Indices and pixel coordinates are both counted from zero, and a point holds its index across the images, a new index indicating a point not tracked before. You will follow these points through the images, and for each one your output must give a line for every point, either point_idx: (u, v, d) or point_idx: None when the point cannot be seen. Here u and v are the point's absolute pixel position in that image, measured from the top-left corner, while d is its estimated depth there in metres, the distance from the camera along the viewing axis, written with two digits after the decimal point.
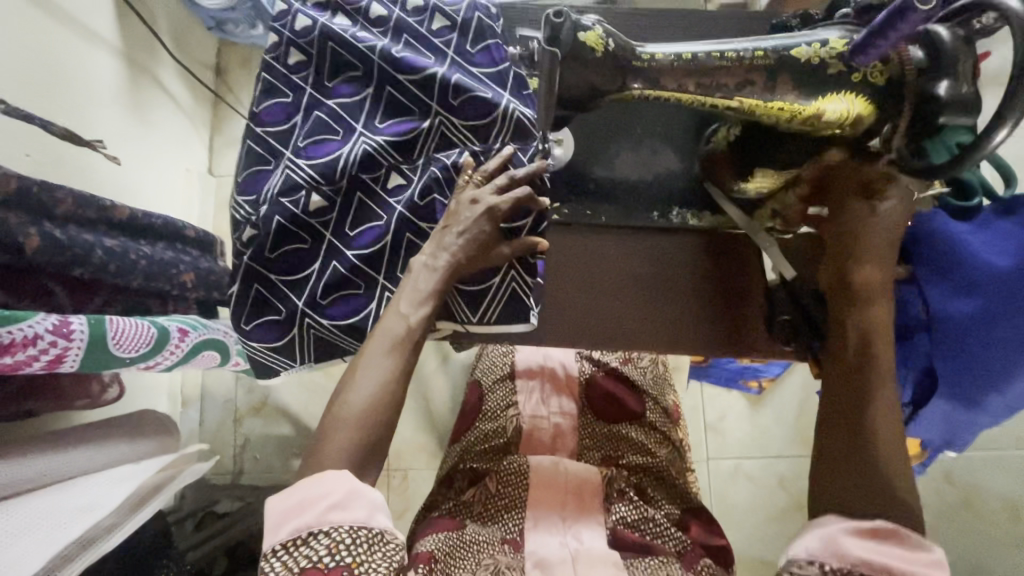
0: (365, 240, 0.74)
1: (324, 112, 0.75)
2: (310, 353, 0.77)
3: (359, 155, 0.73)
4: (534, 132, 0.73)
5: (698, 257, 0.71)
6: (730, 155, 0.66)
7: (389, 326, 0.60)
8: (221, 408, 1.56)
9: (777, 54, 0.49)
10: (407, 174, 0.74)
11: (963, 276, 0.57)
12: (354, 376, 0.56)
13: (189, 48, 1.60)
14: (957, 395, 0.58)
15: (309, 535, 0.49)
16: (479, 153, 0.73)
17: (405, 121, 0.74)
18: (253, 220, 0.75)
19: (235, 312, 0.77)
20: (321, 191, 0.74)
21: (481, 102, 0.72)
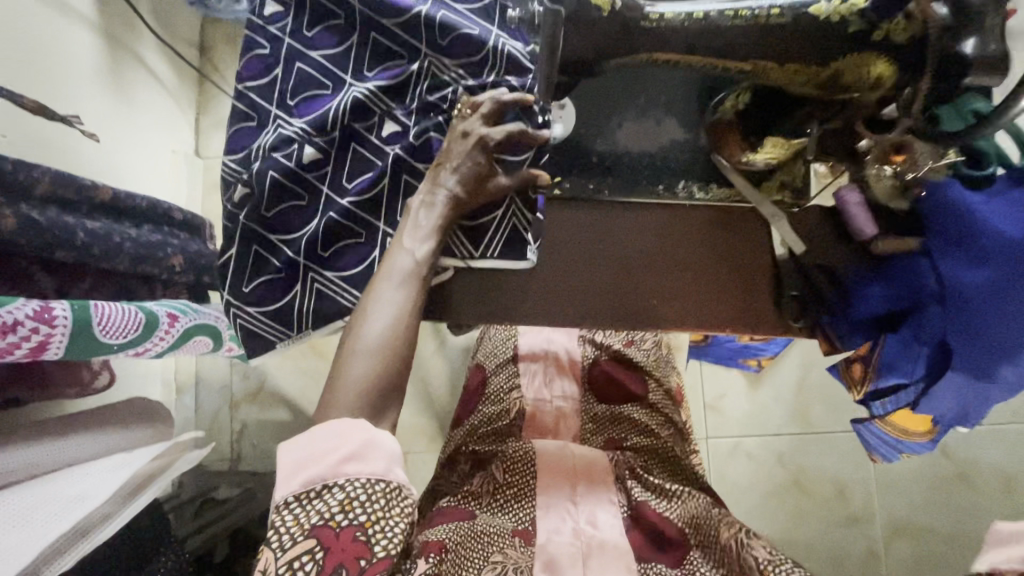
0: (358, 189, 0.71)
1: (307, 65, 0.74)
2: (309, 312, 0.72)
3: (350, 103, 0.71)
4: (530, 65, 0.71)
5: (707, 233, 0.69)
6: (739, 124, 0.63)
7: (396, 262, 0.61)
8: (216, 394, 1.54)
9: (794, 12, 0.46)
10: (402, 120, 0.72)
11: (977, 247, 0.54)
12: (368, 309, 0.58)
13: (172, 25, 1.55)
14: (971, 368, 0.55)
15: (323, 489, 0.49)
16: (474, 88, 0.71)
17: (392, 66, 0.73)
18: (244, 177, 0.72)
19: (230, 275, 0.72)
20: (314, 142, 0.72)
21: (472, 40, 0.70)
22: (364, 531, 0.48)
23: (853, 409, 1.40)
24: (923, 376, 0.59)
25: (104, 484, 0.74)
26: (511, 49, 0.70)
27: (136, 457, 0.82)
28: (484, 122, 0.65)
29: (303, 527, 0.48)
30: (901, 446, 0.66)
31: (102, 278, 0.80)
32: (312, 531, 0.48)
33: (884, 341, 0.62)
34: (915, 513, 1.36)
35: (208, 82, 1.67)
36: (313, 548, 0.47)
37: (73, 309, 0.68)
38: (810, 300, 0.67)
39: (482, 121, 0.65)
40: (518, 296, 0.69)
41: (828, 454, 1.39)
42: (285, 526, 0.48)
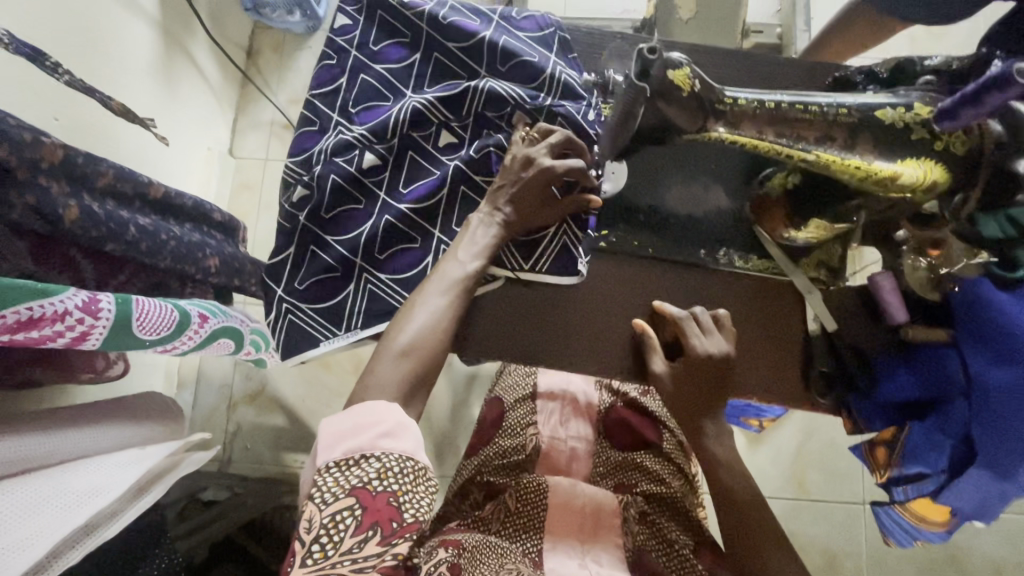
0: (416, 195, 0.72)
1: (371, 76, 0.76)
2: (361, 311, 0.71)
3: (409, 113, 0.72)
4: (584, 93, 0.73)
5: (744, 300, 0.71)
6: (785, 201, 0.66)
7: (447, 270, 0.65)
8: (216, 393, 1.53)
9: (860, 113, 0.49)
10: (459, 133, 0.74)
11: (1006, 346, 0.56)
12: (411, 311, 0.63)
13: (225, 27, 1.60)
14: (994, 465, 0.55)
15: (361, 458, 0.50)
16: (530, 111, 0.72)
17: (452, 83, 0.74)
18: (305, 180, 0.74)
19: (287, 271, 0.73)
20: (374, 149, 0.73)
21: (530, 68, 0.72)
22: (397, 499, 0.48)
23: (849, 479, 1.41)
24: (945, 469, 0.60)
25: (119, 479, 0.74)
26: (568, 75, 0.72)
27: (150, 454, 0.82)
28: (550, 151, 0.67)
29: (344, 488, 0.48)
30: (915, 531, 0.67)
31: (141, 272, 0.81)
32: (351, 492, 0.48)
33: (910, 428, 0.63)
34: None
35: (250, 85, 1.71)
36: (352, 506, 0.47)
37: (117, 302, 0.69)
38: (835, 375, 0.68)
39: (549, 149, 0.67)
40: (544, 334, 0.70)
41: (821, 522, 1.39)
42: (325, 487, 0.48)
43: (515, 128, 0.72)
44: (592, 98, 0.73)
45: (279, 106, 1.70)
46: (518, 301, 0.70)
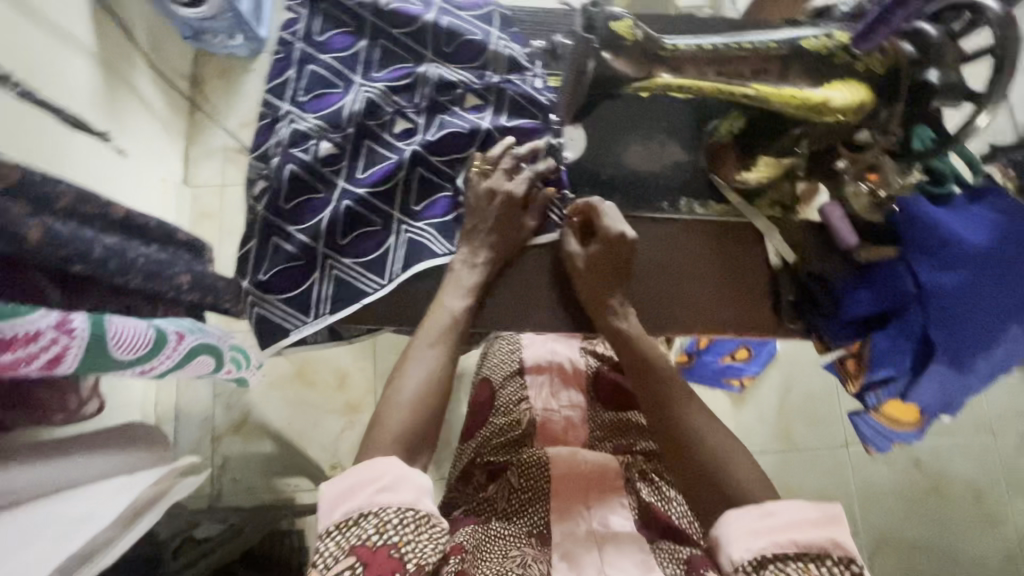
0: (374, 179, 0.72)
1: (319, 67, 0.76)
2: (328, 298, 0.70)
3: (362, 102, 0.73)
4: (528, 64, 0.76)
5: (709, 244, 0.74)
6: (735, 144, 0.71)
7: (437, 318, 0.65)
8: (198, 427, 1.49)
9: (788, 45, 0.54)
10: (413, 118, 0.74)
11: (949, 254, 0.63)
12: (405, 364, 0.62)
13: (167, 57, 1.58)
14: (953, 359, 0.63)
15: (359, 516, 0.50)
16: (480, 91, 0.75)
17: (402, 68, 0.76)
18: (265, 172, 0.73)
19: (249, 264, 0.71)
20: (330, 137, 0.73)
21: (473, 45, 0.76)
22: (398, 551, 0.49)
23: (830, 424, 1.47)
24: (911, 367, 0.65)
25: (112, 504, 0.72)
26: (510, 49, 0.75)
27: (139, 479, 0.80)
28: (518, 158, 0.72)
29: (343, 548, 0.49)
30: (893, 436, 0.72)
31: (111, 294, 0.80)
32: (352, 551, 0.49)
33: (875, 339, 0.67)
34: (894, 524, 1.42)
35: (199, 112, 1.69)
36: (353, 564, 0.48)
37: (91, 321, 0.68)
38: (804, 302, 0.73)
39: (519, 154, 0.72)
40: (533, 307, 0.72)
41: (810, 469, 1.45)
42: (327, 550, 0.49)
43: (467, 108, 0.75)
44: (536, 68, 0.77)
45: (231, 131, 1.69)
46: (517, 286, 0.72)
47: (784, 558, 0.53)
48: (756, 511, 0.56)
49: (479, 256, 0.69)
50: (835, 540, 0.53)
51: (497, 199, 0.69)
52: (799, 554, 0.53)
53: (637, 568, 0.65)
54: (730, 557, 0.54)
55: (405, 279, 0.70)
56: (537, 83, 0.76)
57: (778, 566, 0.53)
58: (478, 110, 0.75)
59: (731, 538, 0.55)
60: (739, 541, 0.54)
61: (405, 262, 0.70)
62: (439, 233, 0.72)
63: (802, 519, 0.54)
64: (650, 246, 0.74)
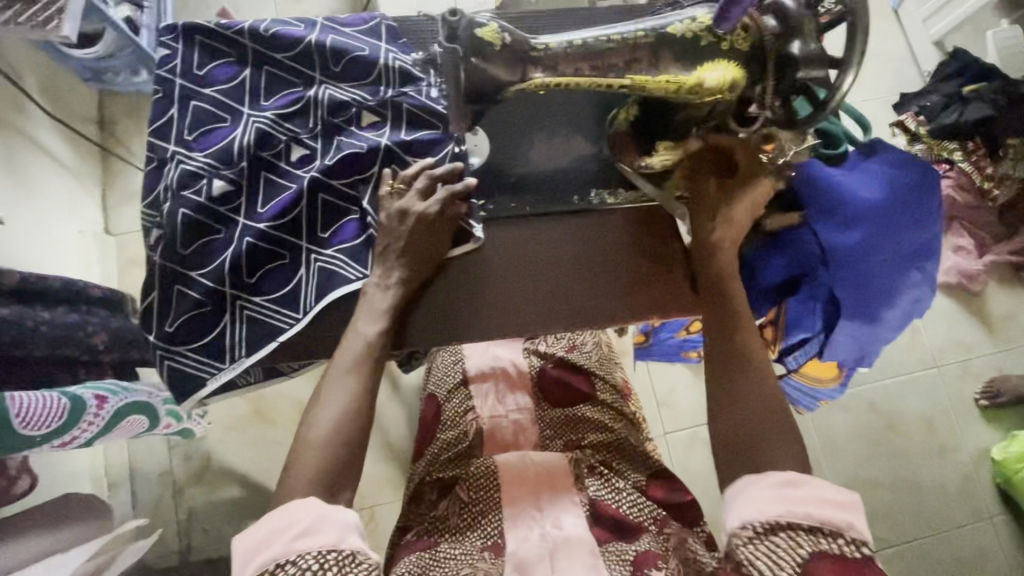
0: (274, 212, 0.69)
1: (203, 101, 0.73)
2: (243, 341, 0.68)
3: (253, 135, 0.71)
4: (421, 74, 0.75)
5: (623, 232, 0.75)
6: (632, 132, 0.70)
7: (350, 345, 0.64)
8: (155, 483, 1.42)
9: (656, 33, 0.54)
10: (309, 144, 0.72)
11: (845, 213, 0.65)
12: (321, 398, 0.61)
13: (67, 103, 1.50)
14: (860, 313, 0.66)
15: (277, 567, 0.50)
16: (375, 108, 0.73)
17: (290, 92, 0.74)
18: (158, 220, 0.70)
19: (154, 317, 0.68)
20: (223, 175, 0.70)
21: (363, 62, 0.73)
22: None
23: None
24: (822, 327, 0.69)
25: None
26: (402, 61, 0.73)
27: (74, 555, 0.76)
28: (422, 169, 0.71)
29: None
30: (817, 393, 0.77)
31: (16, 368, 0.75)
32: None
33: (788, 304, 0.71)
34: (858, 467, 1.48)
35: (112, 157, 1.61)
36: None
37: None
38: None
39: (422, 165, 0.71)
40: (456, 319, 0.71)
41: None
42: None
43: (366, 127, 0.74)
44: (431, 77, 0.75)
45: None
46: (440, 300, 0.71)
47: (796, 526, 0.52)
48: (781, 479, 0.54)
49: (395, 276, 0.68)
50: (850, 522, 0.52)
51: (405, 216, 0.68)
52: (815, 528, 0.52)
53: (587, 572, 0.63)
54: (744, 519, 0.53)
55: (320, 309, 0.68)
56: (434, 91, 0.74)
57: (790, 532, 0.52)
58: (377, 127, 0.74)
59: (750, 495, 0.54)
60: (757, 500, 0.53)
61: (318, 290, 0.69)
62: (350, 258, 0.70)
63: (820, 496, 0.53)
64: (567, 243, 0.74)
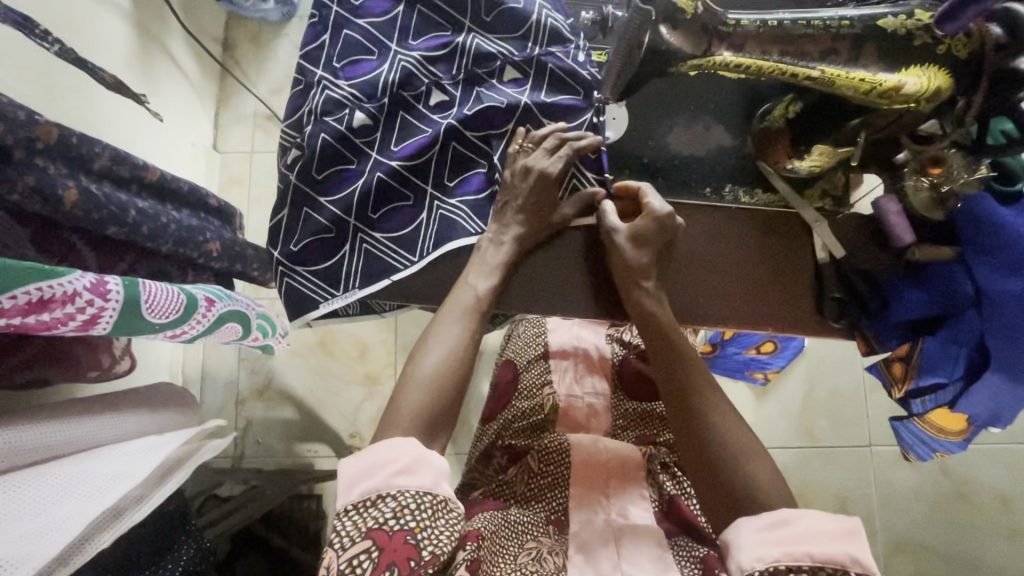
0: (407, 152, 0.70)
1: (355, 32, 0.73)
2: (357, 273, 0.69)
3: (399, 73, 0.71)
4: (571, 36, 0.73)
5: (751, 233, 0.71)
6: (789, 130, 0.66)
7: (460, 296, 0.64)
8: (223, 390, 1.52)
9: (863, 24, 0.50)
10: (449, 91, 0.72)
11: (1010, 256, 0.58)
12: (428, 343, 0.61)
13: (199, 19, 1.56)
14: (1008, 370, 0.58)
15: (378, 498, 0.50)
16: (520, 64, 0.72)
17: (439, 36, 0.73)
18: (298, 141, 0.72)
19: (281, 235, 0.71)
20: (364, 108, 0.71)
21: (515, 14, 0.72)
22: (414, 536, 0.48)
23: (855, 423, 1.43)
24: (962, 375, 0.62)
25: (145, 462, 0.74)
26: (555, 19, 0.71)
27: (168, 440, 0.82)
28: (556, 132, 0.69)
29: (360, 530, 0.48)
30: (933, 444, 0.70)
31: (144, 258, 0.80)
32: (368, 533, 0.48)
33: (923, 343, 0.65)
34: (915, 528, 1.39)
35: (230, 78, 1.68)
36: (370, 548, 0.47)
37: (125, 284, 0.68)
38: (850, 302, 0.68)
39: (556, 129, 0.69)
40: (557, 288, 0.68)
41: (832, 468, 1.41)
42: (344, 530, 0.49)
43: (506, 82, 0.72)
44: (579, 41, 0.74)
45: (261, 98, 1.67)
46: (547, 266, 0.69)
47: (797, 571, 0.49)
48: (766, 520, 0.51)
49: (510, 233, 0.66)
50: (853, 556, 0.49)
51: (529, 174, 0.67)
52: (815, 568, 0.49)
53: (653, 566, 0.64)
54: (741, 564, 0.50)
55: (435, 256, 0.68)
56: (581, 57, 0.72)
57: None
58: (517, 84, 0.72)
59: (743, 546, 0.51)
60: (751, 548, 0.50)
61: (436, 238, 0.69)
62: (472, 211, 0.70)
63: (820, 530, 0.50)
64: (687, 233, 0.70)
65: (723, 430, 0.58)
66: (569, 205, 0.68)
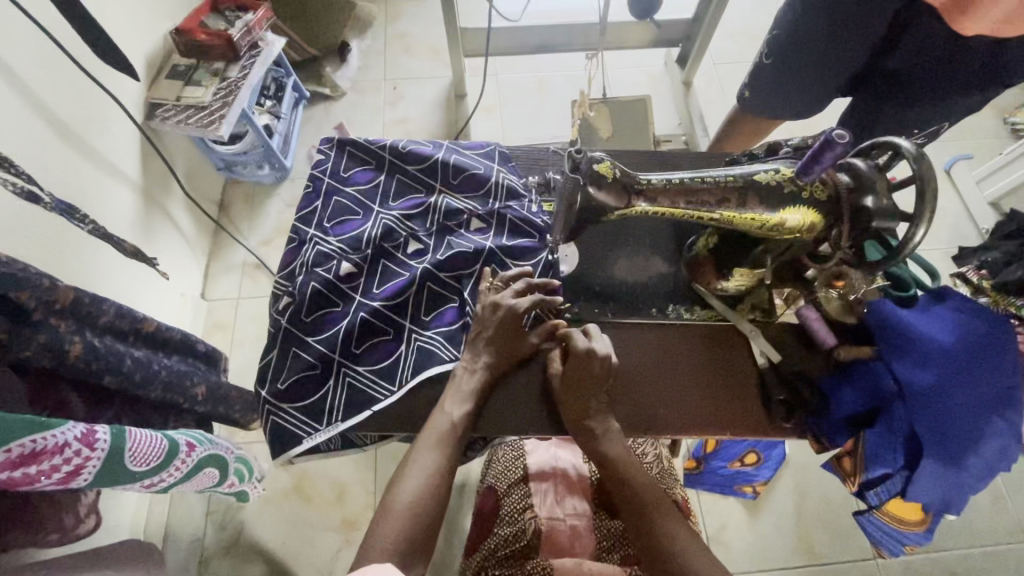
0: (388, 293, 0.79)
1: (344, 198, 0.87)
2: (341, 405, 0.74)
3: (380, 228, 0.83)
4: (525, 192, 0.88)
5: (695, 349, 0.79)
6: (712, 257, 0.77)
7: (436, 423, 0.68)
8: (187, 549, 1.41)
9: (744, 179, 0.66)
10: (424, 240, 0.84)
11: (917, 350, 0.67)
12: (405, 472, 0.64)
13: (200, 186, 1.74)
14: (944, 454, 0.64)
15: None
16: (483, 216, 0.85)
17: (415, 197, 0.87)
18: (289, 290, 0.80)
19: (268, 373, 0.76)
20: (350, 258, 0.81)
21: (478, 178, 0.87)
22: None
23: (852, 534, 1.40)
24: (904, 464, 0.67)
25: None
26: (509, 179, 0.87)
27: None
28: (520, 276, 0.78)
29: None
30: (902, 537, 0.72)
31: (132, 405, 0.83)
32: None
33: (865, 435, 0.70)
34: None
35: (223, 233, 1.83)
36: None
37: (113, 433, 0.70)
38: (795, 402, 0.75)
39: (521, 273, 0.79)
40: (522, 414, 0.74)
41: None
42: None
43: (473, 231, 0.85)
44: (532, 195, 0.88)
45: (251, 249, 1.82)
46: (517, 388, 0.75)
47: None
48: None
49: (481, 362, 0.73)
50: None
51: (499, 311, 0.74)
52: None
53: None
54: None
55: (414, 384, 0.74)
56: (534, 207, 0.86)
57: None
58: (482, 232, 0.85)
59: None
60: None
61: (414, 368, 0.75)
62: (446, 341, 0.77)
63: None
64: (635, 353, 0.79)
65: (699, 567, 0.63)
66: (535, 336, 0.76)
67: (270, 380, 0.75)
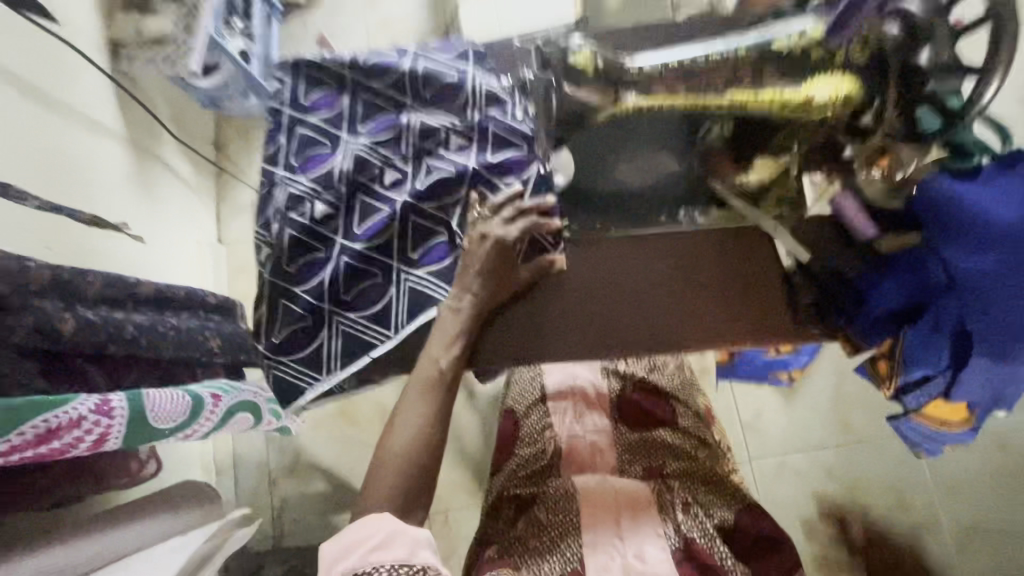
0: (369, 233, 0.74)
1: (308, 129, 0.78)
2: (338, 353, 0.72)
3: (352, 160, 0.76)
4: (507, 96, 0.77)
5: (711, 254, 0.72)
6: (727, 150, 0.67)
7: (423, 371, 0.66)
8: (255, 472, 1.54)
9: (758, 49, 0.55)
10: (401, 167, 0.76)
11: (974, 234, 0.55)
12: (396, 422, 0.64)
13: (190, 127, 1.66)
14: (994, 351, 0.57)
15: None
16: (462, 130, 0.76)
17: (384, 118, 0.77)
18: (268, 240, 0.77)
19: (262, 327, 0.74)
20: (324, 199, 0.75)
21: (452, 86, 0.77)
22: None
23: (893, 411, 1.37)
24: (950, 364, 0.60)
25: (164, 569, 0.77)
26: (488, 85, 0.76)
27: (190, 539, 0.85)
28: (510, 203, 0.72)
29: None
30: (941, 437, 0.68)
31: (148, 368, 0.84)
32: None
33: (907, 334, 0.63)
34: (982, 514, 1.30)
35: (225, 174, 1.78)
36: None
37: (128, 398, 0.72)
38: (824, 303, 0.68)
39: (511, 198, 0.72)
40: (529, 340, 0.70)
41: (878, 458, 1.34)
42: None
43: (453, 150, 0.76)
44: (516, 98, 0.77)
45: None
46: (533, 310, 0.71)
47: None
48: None
49: (468, 300, 0.68)
50: None
51: (486, 241, 0.70)
52: None
53: None
54: None
55: (409, 330, 0.72)
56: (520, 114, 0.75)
57: None
58: (463, 149, 0.75)
59: None
60: None
61: (408, 312, 0.72)
62: (439, 280, 0.73)
63: None
64: (650, 262, 0.72)
65: None
66: (527, 269, 0.70)
67: (264, 334, 0.74)
